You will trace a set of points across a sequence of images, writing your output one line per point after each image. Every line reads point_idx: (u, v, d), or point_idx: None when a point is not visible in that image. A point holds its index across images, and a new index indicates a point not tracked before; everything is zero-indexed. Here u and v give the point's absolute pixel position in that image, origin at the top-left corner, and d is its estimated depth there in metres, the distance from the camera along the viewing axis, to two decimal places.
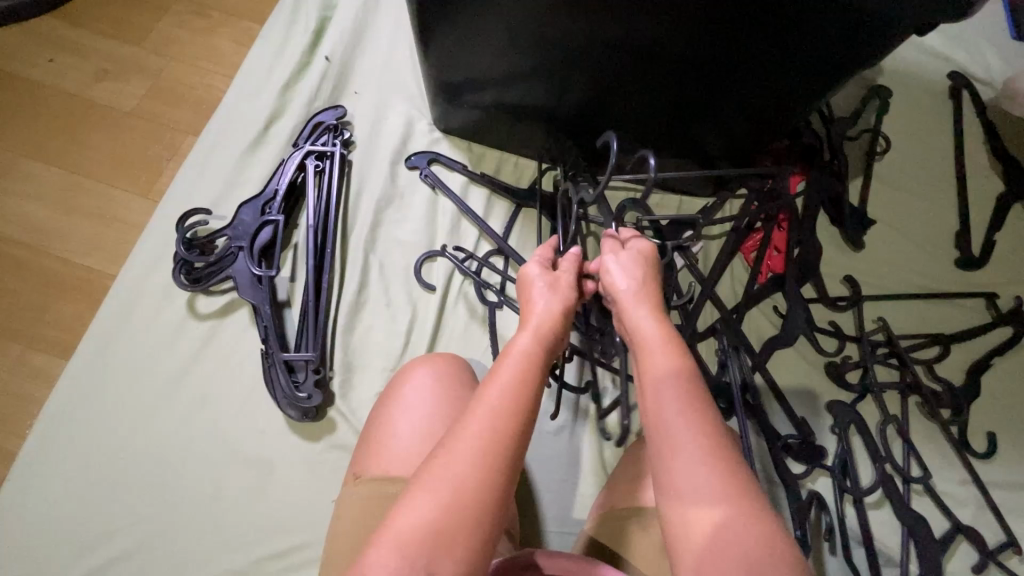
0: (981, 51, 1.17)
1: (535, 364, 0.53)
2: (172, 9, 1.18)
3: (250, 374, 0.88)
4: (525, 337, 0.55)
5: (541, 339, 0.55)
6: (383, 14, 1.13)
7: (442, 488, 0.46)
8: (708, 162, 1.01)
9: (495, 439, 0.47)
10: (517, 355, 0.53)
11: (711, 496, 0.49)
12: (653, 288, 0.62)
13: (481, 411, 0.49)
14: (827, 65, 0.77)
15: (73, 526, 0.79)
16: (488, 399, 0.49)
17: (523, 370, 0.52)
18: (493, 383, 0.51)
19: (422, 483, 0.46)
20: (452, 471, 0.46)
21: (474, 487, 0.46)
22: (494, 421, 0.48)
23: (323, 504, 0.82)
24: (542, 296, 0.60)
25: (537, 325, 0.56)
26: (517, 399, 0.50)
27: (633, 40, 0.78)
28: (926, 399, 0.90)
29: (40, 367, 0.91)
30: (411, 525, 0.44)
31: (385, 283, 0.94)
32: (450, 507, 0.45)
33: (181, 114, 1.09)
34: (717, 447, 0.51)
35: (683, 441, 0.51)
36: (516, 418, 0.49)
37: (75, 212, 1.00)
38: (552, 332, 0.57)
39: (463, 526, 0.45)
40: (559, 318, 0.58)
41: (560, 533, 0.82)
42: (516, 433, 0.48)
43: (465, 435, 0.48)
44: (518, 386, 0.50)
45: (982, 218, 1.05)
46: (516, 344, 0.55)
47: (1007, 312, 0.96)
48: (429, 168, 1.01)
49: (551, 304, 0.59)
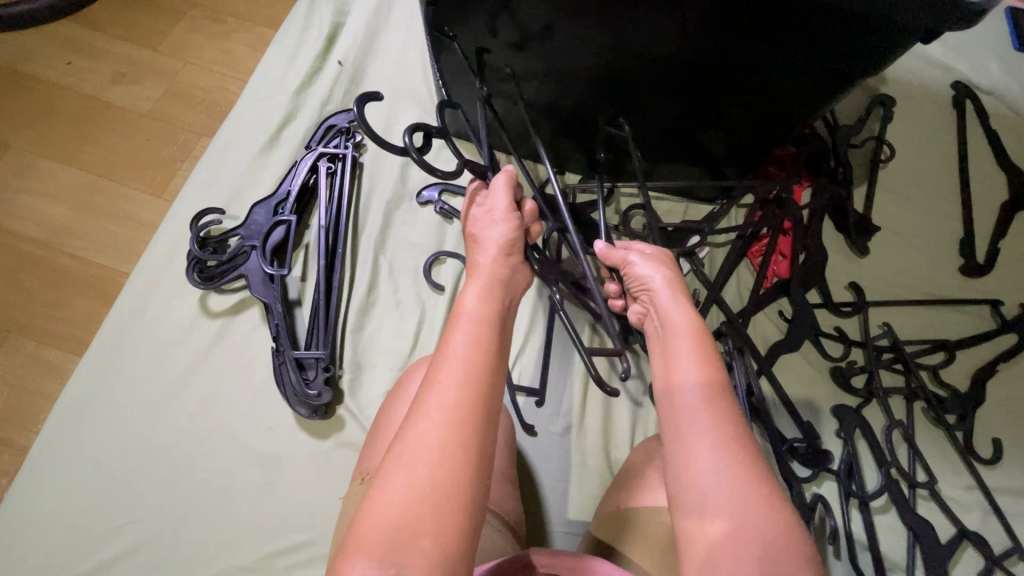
0: (984, 62, 1.18)
1: (485, 323, 0.53)
2: (187, 14, 1.21)
3: (261, 371, 0.89)
4: (471, 294, 0.56)
5: (488, 297, 0.56)
6: (394, 21, 1.15)
7: (402, 480, 0.44)
8: (714, 167, 1.02)
9: (451, 420, 0.46)
10: (468, 321, 0.53)
11: (728, 491, 0.50)
12: (678, 280, 0.63)
13: (436, 393, 0.48)
14: (831, 72, 0.78)
15: (82, 519, 0.80)
16: (441, 379, 0.48)
17: (478, 337, 0.52)
18: (444, 363, 0.49)
19: (382, 476, 0.45)
20: (410, 462, 0.45)
21: (432, 475, 0.45)
22: (447, 402, 0.47)
23: (331, 502, 0.82)
24: (487, 250, 0.61)
25: (484, 283, 0.57)
26: (469, 376, 0.49)
27: (647, 47, 0.78)
28: (931, 404, 0.90)
29: (52, 363, 0.92)
30: (378, 519, 0.43)
31: (395, 283, 0.95)
32: (412, 496, 0.44)
33: (195, 116, 1.11)
34: (734, 438, 0.52)
35: (700, 434, 0.52)
36: (471, 397, 0.48)
37: (91, 210, 1.02)
38: (497, 286, 0.58)
39: (428, 516, 0.44)
40: (504, 269, 0.60)
41: (566, 534, 0.83)
42: (476, 413, 0.47)
43: (419, 421, 0.47)
44: (472, 359, 0.50)
45: (988, 226, 1.06)
46: (465, 306, 0.54)
47: (1012, 320, 0.96)
48: (441, 199, 1.01)
49: (494, 253, 0.61)
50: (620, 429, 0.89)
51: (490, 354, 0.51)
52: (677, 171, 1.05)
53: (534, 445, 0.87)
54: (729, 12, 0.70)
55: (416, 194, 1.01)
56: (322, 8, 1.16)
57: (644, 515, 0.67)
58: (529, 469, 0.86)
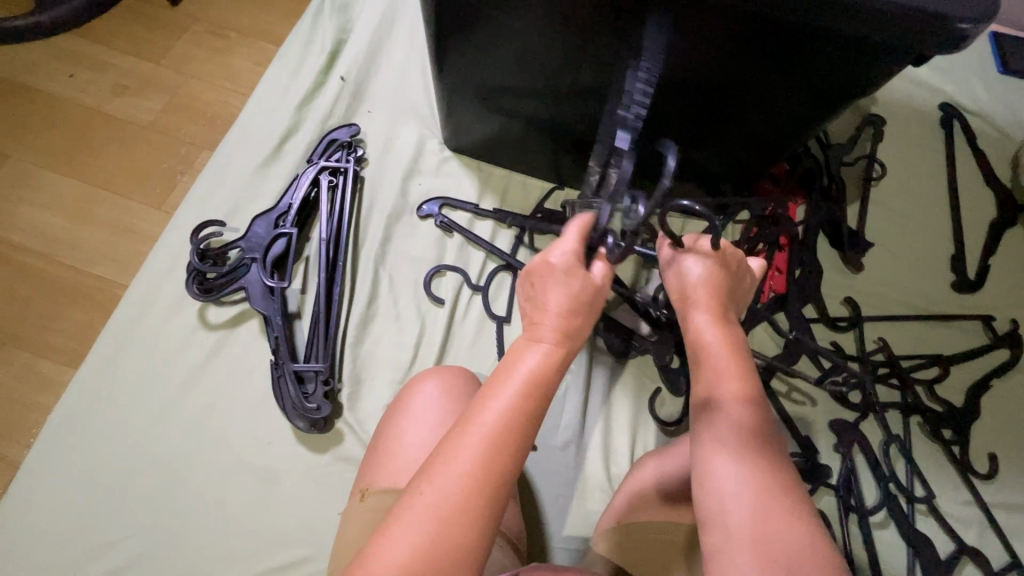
0: (970, 84, 1.22)
1: (539, 385, 0.49)
2: (190, 29, 1.22)
3: (259, 384, 0.88)
4: (534, 350, 0.51)
5: (553, 357, 0.52)
6: (396, 38, 1.17)
7: (418, 526, 0.44)
8: (711, 183, 1.04)
9: (476, 473, 0.45)
10: (519, 378, 0.49)
11: (754, 518, 0.48)
12: (714, 291, 0.61)
13: (466, 443, 0.46)
14: (823, 97, 0.80)
15: (72, 536, 0.78)
16: (476, 430, 0.46)
17: (527, 390, 0.49)
18: (479, 414, 0.47)
19: (401, 513, 0.44)
20: (434, 504, 0.44)
21: (448, 523, 0.44)
22: (476, 453, 0.45)
23: (329, 517, 0.81)
24: (556, 301, 0.55)
25: (547, 337, 0.53)
26: (502, 432, 0.46)
27: (645, 68, 0.80)
28: (927, 419, 0.91)
29: (46, 375, 0.91)
30: (391, 556, 0.43)
31: (395, 296, 0.95)
32: (426, 548, 0.43)
33: (197, 129, 1.12)
34: (758, 455, 0.52)
35: (725, 450, 0.52)
36: (499, 455, 0.46)
37: (90, 222, 1.02)
38: (562, 347, 0.53)
39: (445, 560, 0.43)
40: (570, 330, 0.54)
41: (566, 550, 0.82)
42: (503, 472, 0.46)
43: (450, 463, 0.45)
44: (516, 408, 0.48)
45: (976, 243, 1.08)
46: (523, 361, 0.51)
47: (1003, 335, 0.98)
48: (441, 213, 1.01)
49: (564, 313, 0.54)
50: (618, 444, 0.88)
51: (534, 413, 0.48)
52: (674, 187, 1.07)
53: (534, 461, 0.86)
54: (742, 21, 0.70)
55: (416, 208, 1.02)
56: (326, 24, 1.17)
57: (663, 530, 0.69)
58: (530, 485, 0.85)
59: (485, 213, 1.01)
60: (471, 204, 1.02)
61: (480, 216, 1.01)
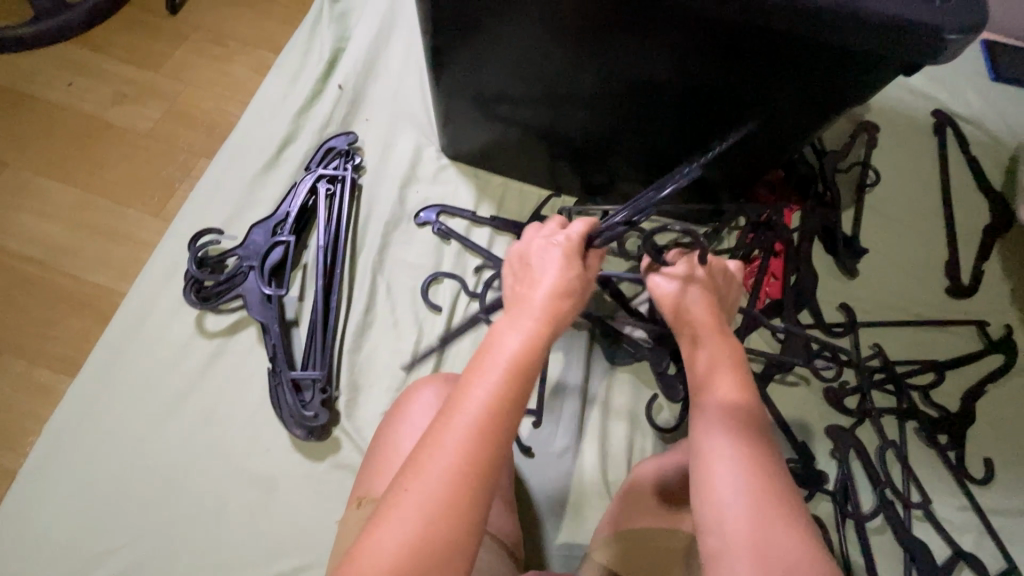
0: (963, 91, 1.23)
1: (522, 371, 0.49)
2: (189, 38, 1.23)
3: (257, 391, 0.88)
4: (515, 335, 0.51)
5: (535, 342, 0.51)
6: (394, 46, 1.17)
7: (405, 519, 0.44)
8: (707, 190, 1.04)
9: (463, 466, 0.45)
10: (501, 366, 0.49)
11: (745, 516, 0.49)
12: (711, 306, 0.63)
13: (450, 435, 0.46)
14: (816, 104, 0.81)
15: (68, 545, 0.78)
16: (459, 422, 0.46)
17: (510, 377, 0.48)
18: (463, 404, 0.47)
19: (389, 507, 0.45)
20: (421, 498, 0.44)
21: (435, 518, 0.44)
22: (461, 445, 0.45)
23: (327, 525, 0.81)
24: (542, 288, 0.55)
25: (529, 320, 0.52)
26: (486, 423, 0.46)
27: (640, 76, 0.81)
28: (924, 425, 0.92)
29: (43, 383, 0.91)
30: (380, 549, 0.43)
31: (393, 303, 0.96)
32: (414, 543, 0.43)
33: (196, 137, 1.12)
34: (749, 453, 0.53)
35: (718, 448, 0.53)
36: (484, 446, 0.46)
37: (88, 229, 1.02)
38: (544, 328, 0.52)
39: (433, 553, 0.43)
40: (554, 314, 0.53)
41: (564, 557, 0.82)
42: (490, 463, 0.46)
43: (437, 455, 0.45)
44: (499, 398, 0.47)
45: (969, 249, 1.09)
46: (502, 345, 0.50)
47: (997, 340, 0.98)
48: (439, 220, 1.01)
49: (549, 298, 0.54)
50: (615, 451, 0.88)
51: (518, 400, 0.48)
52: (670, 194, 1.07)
53: (531, 469, 0.86)
54: (734, 30, 0.71)
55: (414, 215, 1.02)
56: (324, 32, 1.18)
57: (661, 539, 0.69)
58: (528, 492, 0.85)
59: (482, 220, 1.02)
60: (468, 211, 1.03)
61: (478, 223, 1.02)
